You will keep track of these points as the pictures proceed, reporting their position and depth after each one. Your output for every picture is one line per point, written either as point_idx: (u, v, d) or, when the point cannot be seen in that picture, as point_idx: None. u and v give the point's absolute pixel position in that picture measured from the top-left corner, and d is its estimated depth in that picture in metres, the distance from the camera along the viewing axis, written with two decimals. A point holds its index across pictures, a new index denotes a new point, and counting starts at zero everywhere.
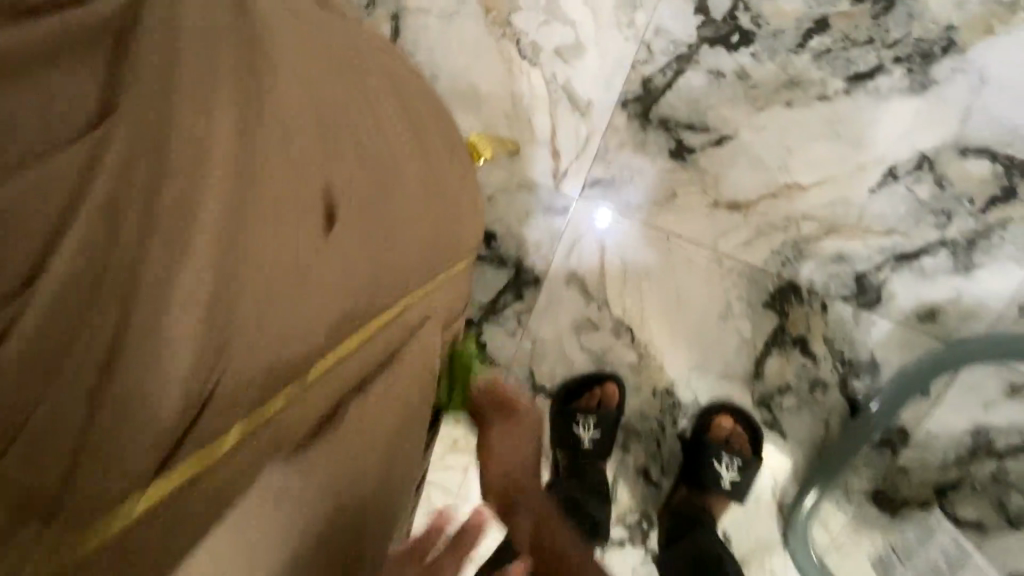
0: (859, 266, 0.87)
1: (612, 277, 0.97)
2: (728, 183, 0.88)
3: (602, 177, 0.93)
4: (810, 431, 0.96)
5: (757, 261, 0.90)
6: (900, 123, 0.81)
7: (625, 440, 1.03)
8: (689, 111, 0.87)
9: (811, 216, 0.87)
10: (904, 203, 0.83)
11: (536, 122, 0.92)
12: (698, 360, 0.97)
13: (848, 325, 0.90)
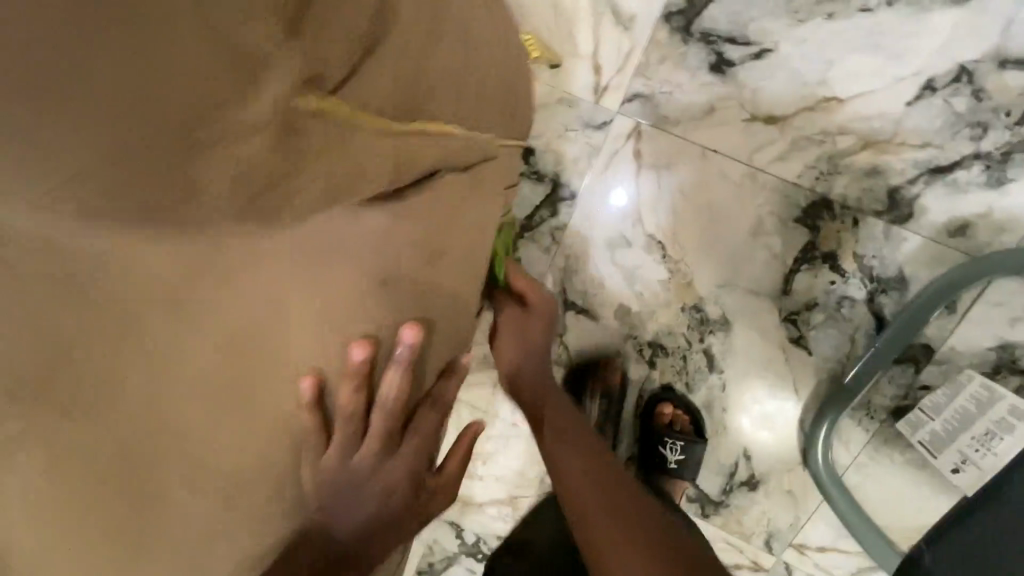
0: (892, 180, 0.89)
1: (647, 192, 1.00)
2: (766, 96, 0.90)
3: (642, 91, 0.95)
4: (835, 349, 0.98)
5: (791, 175, 0.93)
6: (940, 35, 0.82)
7: (652, 356, 1.07)
8: (731, 25, 0.89)
9: (847, 130, 0.89)
10: (941, 116, 0.85)
11: (579, 36, 0.94)
12: (727, 276, 1.00)
13: (879, 241, 0.92)
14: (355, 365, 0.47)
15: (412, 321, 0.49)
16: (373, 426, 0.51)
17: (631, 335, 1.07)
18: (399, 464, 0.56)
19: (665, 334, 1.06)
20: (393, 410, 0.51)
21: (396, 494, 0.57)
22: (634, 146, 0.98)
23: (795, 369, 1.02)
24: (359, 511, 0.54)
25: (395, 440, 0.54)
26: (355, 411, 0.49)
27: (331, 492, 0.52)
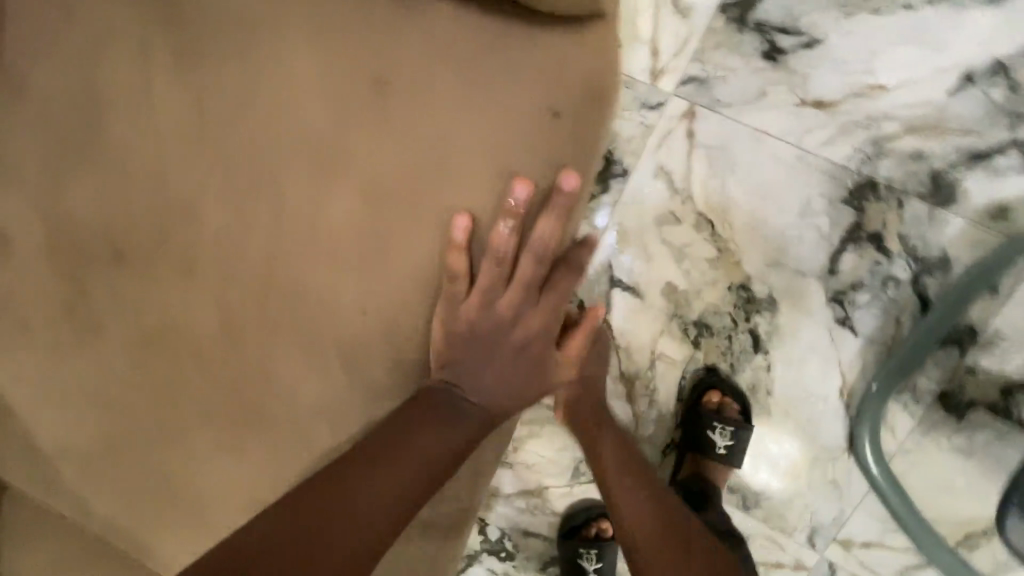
0: (935, 164, 0.94)
1: (699, 171, 1.03)
2: (815, 82, 0.96)
3: (698, 75, 1.01)
4: (879, 329, 1.01)
5: (839, 158, 0.97)
6: (977, 33, 0.89)
7: (696, 336, 1.08)
8: (784, 16, 0.96)
9: (893, 116, 0.94)
10: (982, 105, 0.91)
11: (639, 22, 1.00)
12: (776, 256, 1.02)
13: (923, 223, 0.96)
14: (516, 199, 0.52)
15: (572, 169, 0.53)
16: (520, 271, 0.56)
17: (678, 315, 1.08)
18: (534, 322, 0.60)
19: (711, 313, 1.07)
20: (541, 256, 0.56)
21: (529, 353, 0.61)
22: (688, 126, 1.02)
23: (841, 350, 1.03)
24: (483, 366, 0.60)
25: (534, 292, 0.58)
26: (506, 248, 0.54)
27: (460, 342, 0.59)
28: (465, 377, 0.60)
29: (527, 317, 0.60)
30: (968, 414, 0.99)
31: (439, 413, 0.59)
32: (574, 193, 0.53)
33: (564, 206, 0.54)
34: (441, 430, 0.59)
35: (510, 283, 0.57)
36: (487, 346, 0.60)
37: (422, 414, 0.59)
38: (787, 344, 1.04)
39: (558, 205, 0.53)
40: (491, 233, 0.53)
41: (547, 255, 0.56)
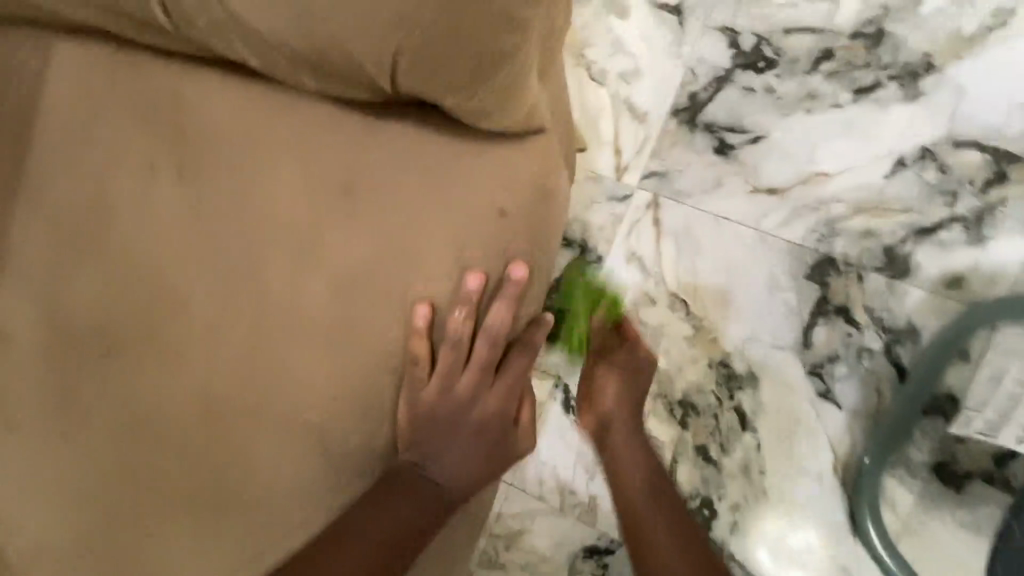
0: (885, 239, 1.00)
1: (668, 254, 1.10)
2: (765, 171, 1.06)
3: (659, 169, 1.10)
4: (862, 401, 1.01)
5: (796, 237, 1.04)
6: (899, 125, 1.01)
7: (682, 415, 1.08)
8: (729, 118, 1.07)
9: (840, 198, 1.02)
10: (918, 185, 1.00)
11: (602, 128, 1.13)
12: (750, 330, 1.06)
13: (885, 294, 1.00)
14: (469, 291, 0.62)
15: (521, 262, 0.64)
16: (476, 354, 0.65)
17: (661, 396, 1.08)
18: (489, 402, 0.67)
19: (695, 392, 1.07)
20: (493, 341, 0.64)
21: (487, 432, 0.67)
22: (654, 215, 1.10)
23: (828, 424, 1.02)
24: (443, 451, 0.66)
25: (489, 371, 0.66)
26: (462, 335, 0.63)
27: (421, 426, 0.65)
28: (426, 461, 0.66)
29: (483, 397, 0.67)
30: (967, 486, 0.96)
31: (402, 493, 0.66)
32: (521, 281, 0.64)
33: (513, 292, 0.64)
34: (407, 509, 0.65)
35: (468, 363, 0.65)
36: (449, 429, 0.66)
37: (386, 494, 0.66)
38: (774, 421, 1.04)
39: (501, 296, 0.64)
40: (447, 321, 0.63)
41: (498, 339, 0.64)
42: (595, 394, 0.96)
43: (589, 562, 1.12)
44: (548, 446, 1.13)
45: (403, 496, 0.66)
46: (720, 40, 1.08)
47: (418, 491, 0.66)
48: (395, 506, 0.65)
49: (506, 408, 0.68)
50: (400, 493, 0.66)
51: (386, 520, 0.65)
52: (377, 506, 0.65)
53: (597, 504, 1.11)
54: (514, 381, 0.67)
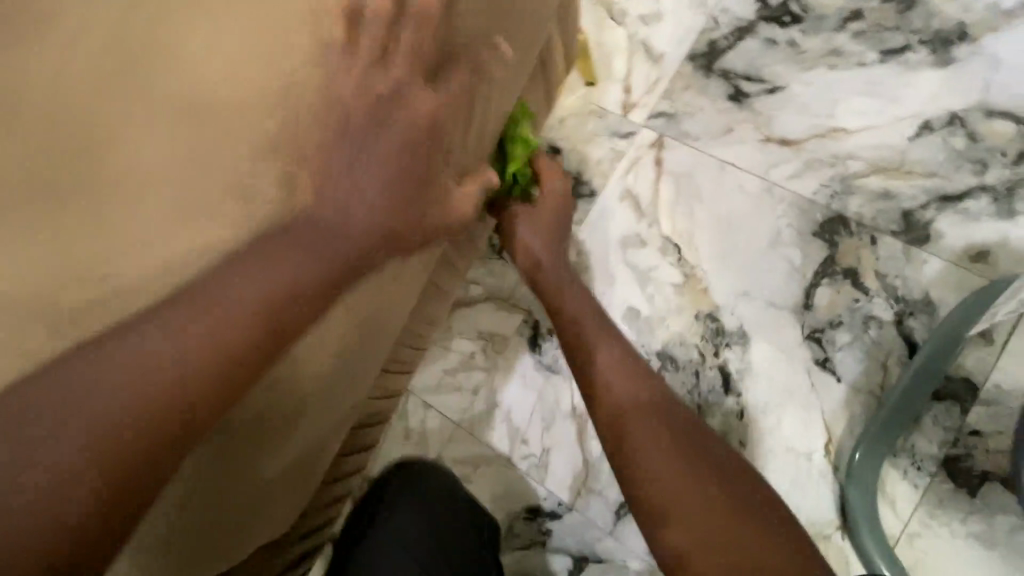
0: (905, 203, 0.92)
1: (665, 197, 1.02)
2: (778, 123, 0.99)
3: (667, 110, 1.05)
4: (865, 376, 0.89)
5: (806, 192, 0.96)
6: (929, 89, 0.94)
7: (659, 369, 0.95)
8: (747, 66, 1.03)
9: (858, 156, 0.95)
10: (943, 152, 0.92)
11: (614, 66, 1.08)
12: (744, 285, 0.95)
13: (900, 260, 0.90)
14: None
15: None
16: (402, 48, 0.51)
17: (638, 344, 0.97)
18: (421, 109, 0.52)
19: (677, 344, 0.96)
20: (427, 23, 0.50)
21: (418, 155, 0.53)
22: (657, 155, 1.04)
23: (824, 398, 0.89)
24: (358, 181, 0.51)
25: (423, 67, 0.52)
26: (387, 16, 0.49)
27: (330, 147, 0.50)
28: (335, 198, 0.51)
29: (415, 103, 0.51)
30: (981, 490, 0.82)
31: (306, 233, 0.51)
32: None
33: None
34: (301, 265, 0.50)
35: (391, 56, 0.51)
36: (363, 142, 0.51)
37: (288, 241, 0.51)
38: (760, 389, 0.91)
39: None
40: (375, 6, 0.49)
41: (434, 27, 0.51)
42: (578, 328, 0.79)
43: (531, 526, 0.98)
44: (504, 387, 1.02)
45: (309, 237, 0.51)
46: None
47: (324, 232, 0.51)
48: (292, 249, 0.51)
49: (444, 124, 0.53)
50: (307, 235, 0.51)
51: (273, 272, 0.50)
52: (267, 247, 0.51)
53: (548, 459, 0.99)
54: (460, 98, 0.55)
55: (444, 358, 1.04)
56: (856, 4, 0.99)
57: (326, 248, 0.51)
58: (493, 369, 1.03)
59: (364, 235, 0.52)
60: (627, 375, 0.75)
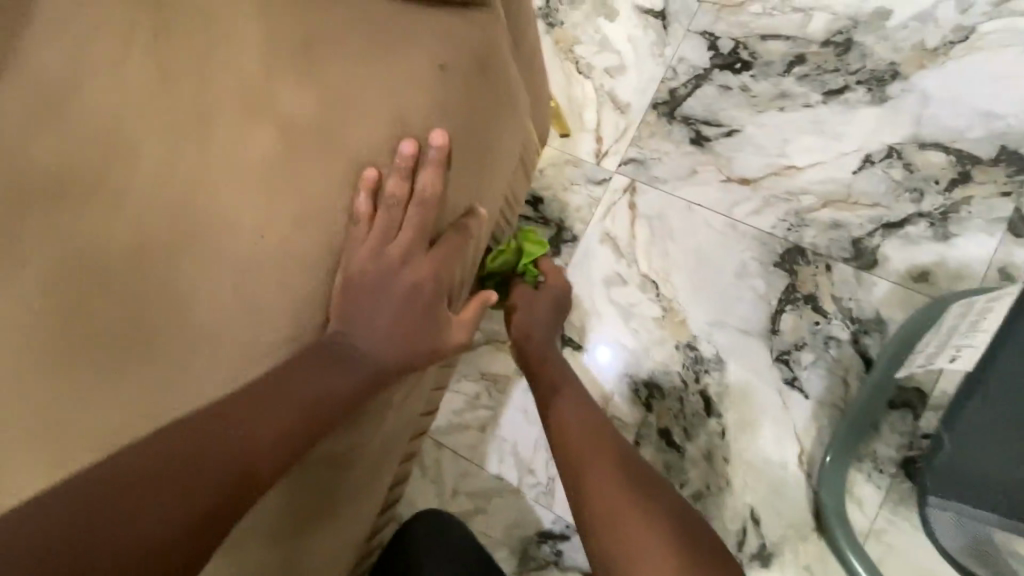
0: (853, 232, 1.02)
1: (641, 238, 1.11)
2: (737, 163, 1.09)
3: (637, 156, 1.14)
4: (828, 391, 1.00)
5: (766, 226, 1.06)
6: (867, 125, 1.04)
7: (648, 397, 1.06)
8: (705, 111, 1.12)
9: (809, 190, 1.05)
10: (883, 182, 1.02)
11: (585, 117, 1.17)
12: (716, 315, 1.06)
13: (853, 284, 1.01)
14: (434, 147, 0.56)
15: (441, 126, 0.56)
16: (408, 219, 0.58)
17: (628, 375, 1.07)
18: (420, 273, 0.58)
19: (661, 373, 1.06)
20: (427, 205, 0.57)
21: (419, 303, 0.59)
22: (630, 199, 1.13)
23: (794, 413, 1.00)
24: (370, 325, 0.58)
25: (426, 240, 0.59)
26: (398, 205, 0.56)
27: (345, 299, 0.57)
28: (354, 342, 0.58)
29: (416, 266, 0.58)
30: None
31: (320, 367, 0.57)
32: (444, 148, 0.56)
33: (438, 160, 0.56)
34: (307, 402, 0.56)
35: (401, 232, 0.58)
36: (374, 302, 0.58)
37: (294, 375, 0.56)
38: (738, 410, 1.02)
39: (443, 167, 0.56)
40: (384, 190, 0.56)
41: (432, 205, 0.57)
42: (558, 377, 0.93)
43: (544, 548, 1.08)
44: (509, 422, 1.12)
45: (325, 372, 0.57)
46: (699, 42, 1.13)
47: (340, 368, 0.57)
48: (309, 377, 0.56)
49: (441, 279, 0.60)
50: (321, 367, 0.57)
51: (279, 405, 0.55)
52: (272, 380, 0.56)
53: (554, 486, 1.09)
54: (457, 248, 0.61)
55: (451, 400, 1.14)
56: (798, 49, 1.09)
57: (336, 380, 0.57)
58: (497, 407, 1.12)
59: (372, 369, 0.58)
60: (583, 418, 0.85)
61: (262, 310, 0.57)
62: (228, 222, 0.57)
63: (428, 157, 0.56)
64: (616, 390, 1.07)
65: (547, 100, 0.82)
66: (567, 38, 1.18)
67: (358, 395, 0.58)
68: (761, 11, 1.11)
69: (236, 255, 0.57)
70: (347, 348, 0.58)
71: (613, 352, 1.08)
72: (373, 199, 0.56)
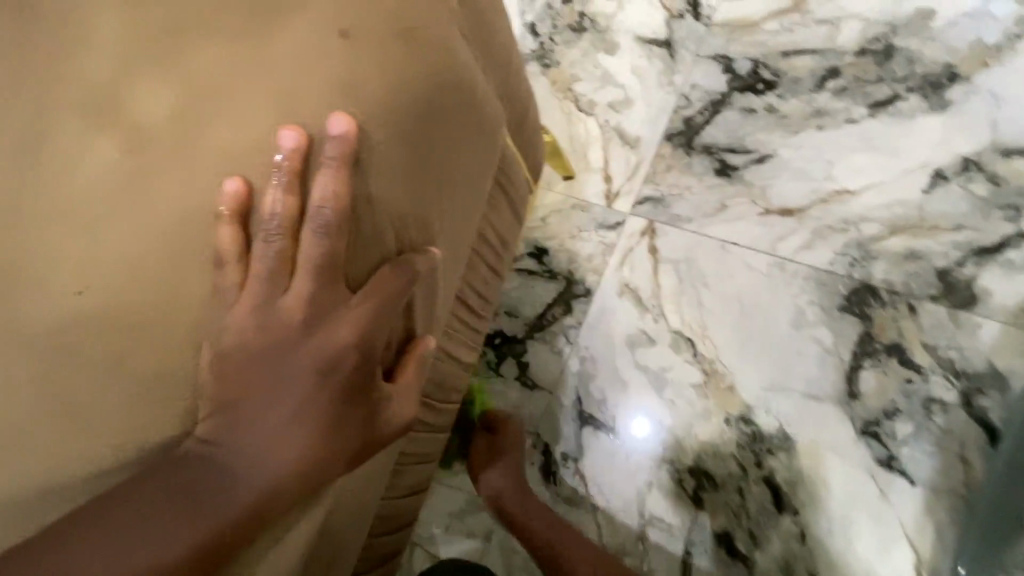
0: (937, 263, 0.82)
1: (668, 287, 0.91)
2: (776, 192, 0.90)
3: (653, 195, 0.96)
4: (942, 474, 0.76)
5: (823, 264, 0.86)
6: (930, 136, 0.87)
7: (697, 489, 0.84)
8: (729, 138, 0.94)
9: (871, 217, 0.86)
10: (963, 201, 0.83)
11: (590, 156, 1.00)
12: (775, 378, 0.84)
13: (948, 328, 0.79)
14: (333, 141, 0.37)
15: (342, 110, 0.38)
16: (304, 255, 0.38)
17: (668, 461, 0.85)
18: (339, 337, 0.40)
19: (712, 457, 0.84)
20: (331, 231, 0.38)
21: (333, 384, 0.41)
22: (651, 243, 0.94)
23: (898, 506, 0.77)
24: (253, 427, 0.40)
25: (341, 284, 0.40)
26: (283, 232, 0.37)
27: (217, 387, 0.39)
28: (224, 454, 0.40)
29: (332, 327, 0.40)
30: None
31: (169, 493, 0.39)
32: (350, 139, 0.38)
33: (342, 159, 0.38)
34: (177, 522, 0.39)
35: (297, 275, 0.38)
36: (271, 382, 0.40)
37: (122, 507, 0.38)
38: (816, 502, 0.79)
39: (350, 169, 0.38)
40: (260, 214, 0.37)
41: (345, 230, 0.38)
42: None
43: None
44: None
45: (177, 502, 0.39)
46: (712, 65, 0.98)
47: (199, 496, 0.39)
48: (154, 507, 0.38)
49: (371, 343, 0.42)
50: (172, 494, 0.39)
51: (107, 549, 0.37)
52: (95, 505, 0.38)
53: None
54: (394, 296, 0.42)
55: (449, 501, 0.92)
56: (831, 61, 0.93)
57: (193, 515, 0.39)
58: None
59: (253, 495, 0.40)
60: None
61: (110, 421, 0.38)
62: (46, 288, 0.36)
63: (324, 157, 0.38)
64: (657, 482, 0.85)
65: (530, 125, 0.67)
66: (563, 75, 1.04)
67: (230, 531, 0.40)
68: (780, 28, 0.96)
69: (58, 335, 0.36)
70: (211, 463, 0.39)
71: (644, 430, 0.87)
72: (245, 227, 0.37)
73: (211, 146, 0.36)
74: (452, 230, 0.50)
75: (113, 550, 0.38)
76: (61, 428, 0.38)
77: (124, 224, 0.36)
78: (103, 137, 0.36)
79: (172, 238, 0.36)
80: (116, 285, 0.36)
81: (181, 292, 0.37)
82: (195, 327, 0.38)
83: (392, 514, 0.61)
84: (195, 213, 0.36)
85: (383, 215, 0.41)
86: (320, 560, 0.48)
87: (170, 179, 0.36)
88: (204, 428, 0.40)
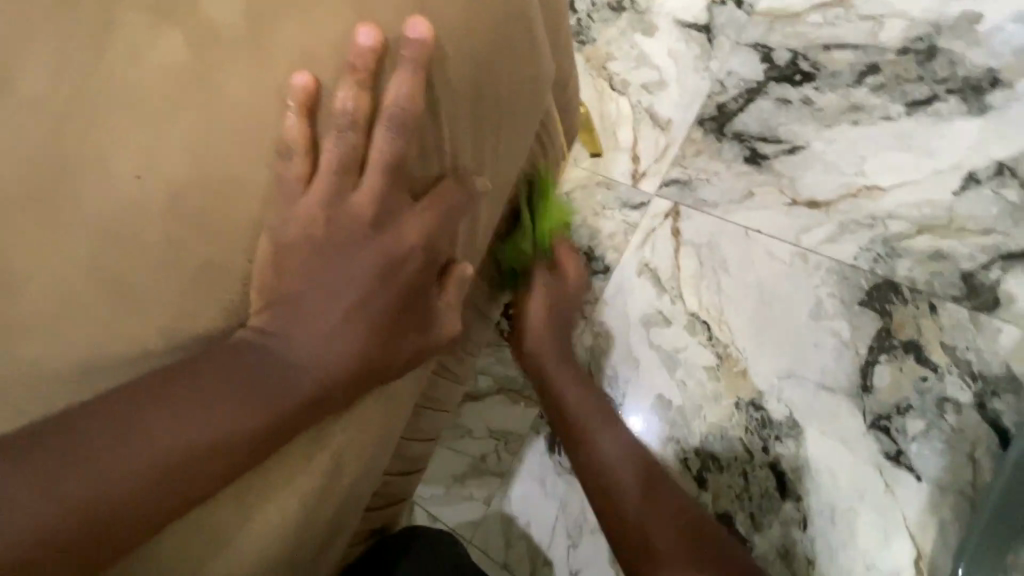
0: (963, 264, 0.82)
1: (687, 271, 0.91)
2: (805, 184, 0.90)
3: (680, 177, 0.95)
4: (950, 472, 0.76)
5: (846, 257, 0.86)
6: (967, 139, 0.86)
7: (701, 468, 0.84)
8: (762, 126, 0.94)
9: (898, 215, 0.85)
10: (995, 205, 0.83)
11: (619, 134, 0.99)
12: (789, 366, 0.84)
13: (968, 330, 0.79)
14: (410, 44, 0.38)
15: (421, 13, 0.39)
16: (376, 153, 0.39)
17: (674, 440, 0.86)
18: (406, 239, 0.42)
19: (719, 439, 0.84)
20: (404, 130, 0.39)
21: (396, 285, 0.42)
22: (673, 225, 0.93)
23: (903, 500, 0.77)
24: (310, 321, 0.41)
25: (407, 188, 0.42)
26: (354, 127, 0.39)
27: (278, 276, 0.40)
28: (280, 342, 0.41)
29: (399, 227, 0.42)
30: None
31: (232, 374, 0.39)
32: (428, 44, 0.39)
33: (416, 63, 0.39)
34: (243, 394, 0.39)
35: (368, 169, 0.40)
36: (340, 273, 0.41)
37: (178, 386, 0.39)
38: (824, 486, 0.80)
39: (424, 77, 0.39)
40: (330, 108, 0.38)
41: (416, 133, 0.40)
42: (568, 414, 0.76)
43: None
44: (523, 493, 0.90)
45: (242, 380, 0.40)
46: (751, 53, 0.97)
47: (262, 379, 0.40)
48: (211, 388, 0.39)
49: (436, 247, 0.44)
50: (233, 375, 0.39)
51: (165, 423, 0.38)
52: (161, 380, 0.39)
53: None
54: (455, 211, 0.44)
55: (451, 463, 0.92)
56: (872, 56, 0.92)
57: (254, 399, 0.40)
58: (510, 475, 0.91)
59: (310, 386, 0.41)
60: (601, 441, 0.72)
61: (162, 302, 0.39)
62: (105, 170, 0.37)
63: (402, 58, 0.39)
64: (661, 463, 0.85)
65: (571, 86, 0.66)
66: (598, 53, 1.03)
67: (285, 416, 0.40)
68: (822, 21, 0.94)
69: (120, 214, 0.38)
70: (270, 349, 0.40)
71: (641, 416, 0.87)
72: (314, 120, 0.38)
73: (276, 50, 0.37)
74: (499, 170, 0.50)
75: (167, 425, 0.38)
76: (108, 310, 0.39)
77: (183, 114, 0.37)
78: (167, 28, 0.37)
79: (234, 129, 0.37)
80: (177, 174, 0.37)
81: (246, 183, 0.38)
82: (256, 219, 0.39)
83: (404, 460, 0.61)
84: (259, 107, 0.37)
85: (450, 127, 0.43)
86: (345, 481, 0.49)
87: (234, 76, 0.37)
88: (267, 315, 0.41)
